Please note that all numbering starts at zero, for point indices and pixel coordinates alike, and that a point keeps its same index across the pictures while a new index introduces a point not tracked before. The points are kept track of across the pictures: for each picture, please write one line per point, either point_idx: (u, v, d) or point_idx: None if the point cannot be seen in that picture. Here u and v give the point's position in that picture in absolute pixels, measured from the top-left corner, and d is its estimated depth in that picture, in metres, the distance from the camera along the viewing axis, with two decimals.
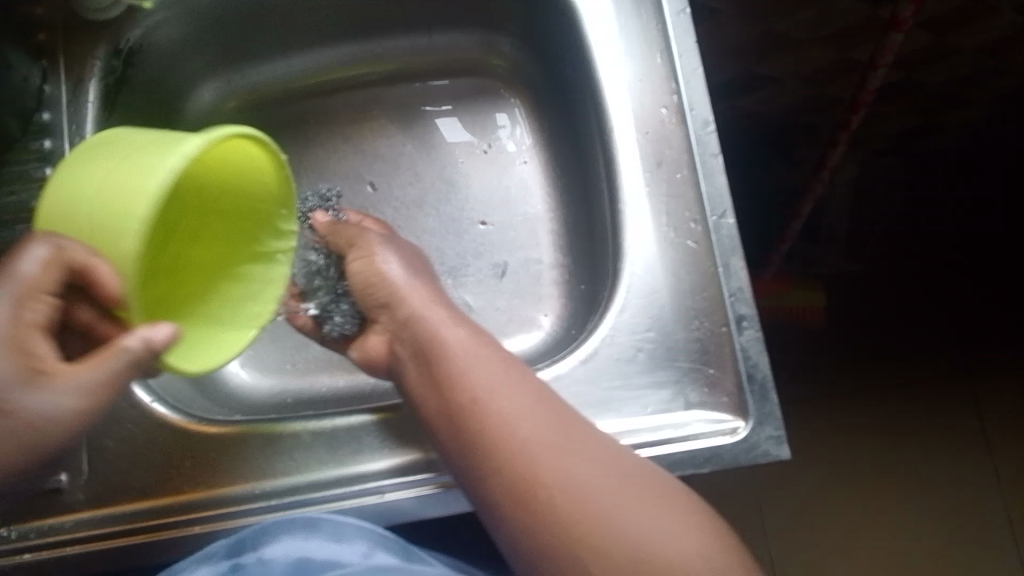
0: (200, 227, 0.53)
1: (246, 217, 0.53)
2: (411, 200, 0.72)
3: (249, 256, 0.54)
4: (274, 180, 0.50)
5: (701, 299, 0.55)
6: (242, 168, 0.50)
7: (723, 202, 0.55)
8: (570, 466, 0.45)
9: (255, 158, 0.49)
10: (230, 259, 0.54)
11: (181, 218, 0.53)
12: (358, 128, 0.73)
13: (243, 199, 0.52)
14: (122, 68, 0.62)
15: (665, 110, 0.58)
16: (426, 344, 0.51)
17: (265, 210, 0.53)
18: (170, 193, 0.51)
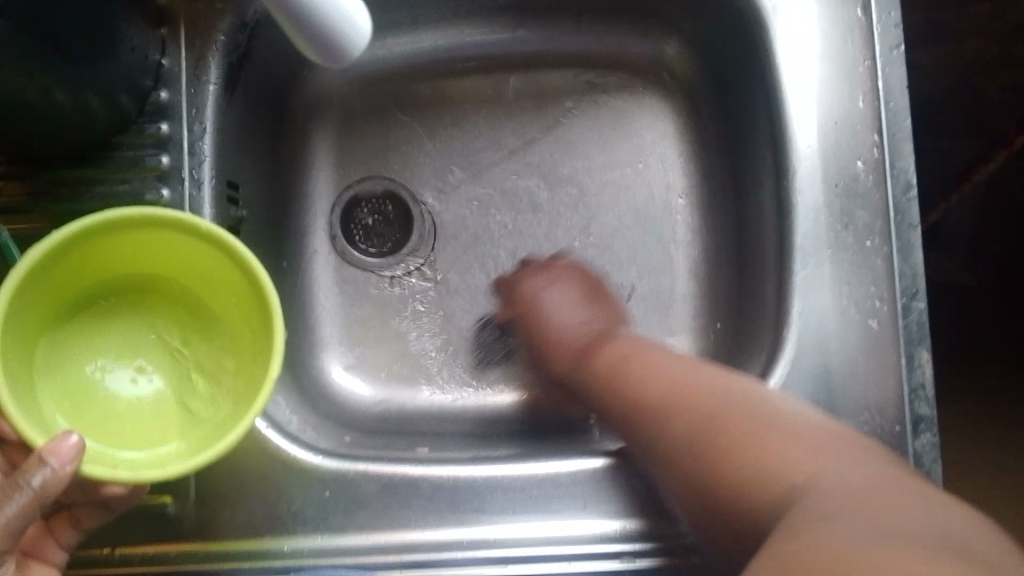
0: (204, 344, 0.47)
1: (246, 335, 0.45)
2: (538, 201, 0.66)
3: (240, 373, 0.45)
4: (246, 284, 0.43)
5: (876, 389, 0.50)
6: (172, 255, 0.44)
7: (915, 282, 0.50)
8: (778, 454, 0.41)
9: (178, 246, 0.43)
10: (224, 372, 0.45)
11: (192, 331, 0.47)
12: (486, 116, 0.66)
13: (240, 312, 0.45)
14: (246, 43, 0.56)
15: (860, 165, 0.51)
16: (642, 356, 0.52)
17: (255, 309, 0.43)
18: (180, 308, 0.47)
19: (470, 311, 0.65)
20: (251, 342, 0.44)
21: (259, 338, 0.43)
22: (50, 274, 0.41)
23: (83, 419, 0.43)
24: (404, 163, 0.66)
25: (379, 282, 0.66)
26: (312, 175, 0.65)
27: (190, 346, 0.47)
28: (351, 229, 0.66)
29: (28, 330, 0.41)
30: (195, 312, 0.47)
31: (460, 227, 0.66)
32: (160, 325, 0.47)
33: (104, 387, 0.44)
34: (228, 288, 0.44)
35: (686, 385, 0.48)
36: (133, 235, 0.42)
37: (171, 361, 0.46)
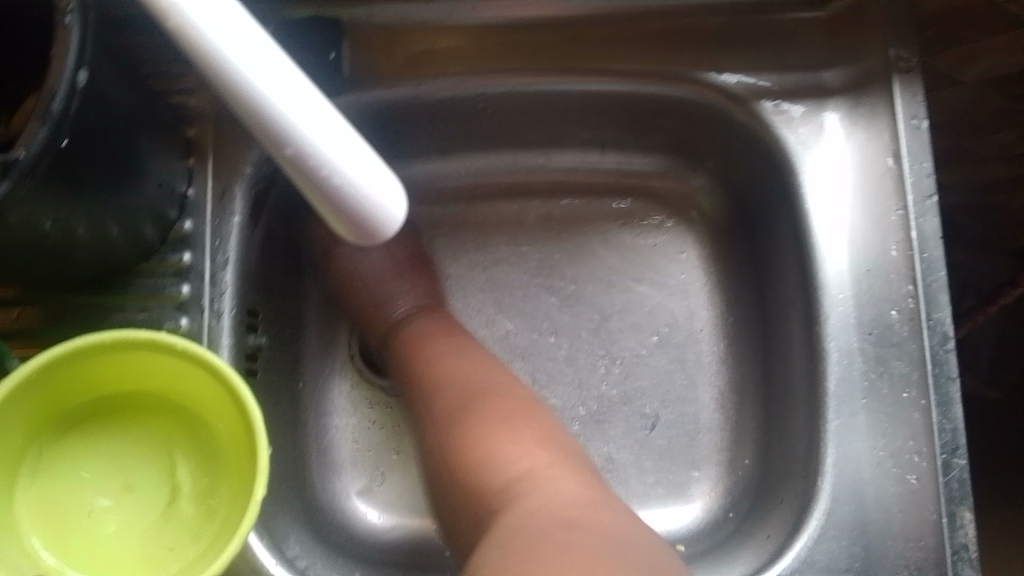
0: (197, 451, 0.48)
1: (233, 438, 0.46)
2: (560, 328, 0.65)
3: (237, 480, 0.45)
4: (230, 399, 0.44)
5: (915, 549, 0.47)
6: (166, 374, 0.46)
7: (956, 439, 0.48)
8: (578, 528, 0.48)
9: (160, 360, 0.45)
10: (221, 475, 0.47)
11: (183, 442, 0.48)
12: (509, 239, 0.66)
13: (228, 422, 0.46)
14: (273, 173, 0.56)
15: (894, 313, 0.50)
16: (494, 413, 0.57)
17: (236, 415, 0.44)
18: (172, 424, 0.48)
19: None
20: (239, 446, 0.45)
21: (244, 441, 0.44)
22: (27, 401, 0.43)
23: (62, 544, 0.44)
24: (427, 284, 0.65)
25: (399, 407, 0.64)
26: (333, 298, 0.65)
27: (186, 456, 0.48)
28: (369, 351, 0.65)
29: (4, 458, 0.43)
30: (184, 420, 0.48)
31: (481, 351, 0.65)
32: (147, 439, 0.47)
33: (91, 513, 0.45)
34: (210, 396, 0.46)
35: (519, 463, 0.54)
36: (111, 357, 0.44)
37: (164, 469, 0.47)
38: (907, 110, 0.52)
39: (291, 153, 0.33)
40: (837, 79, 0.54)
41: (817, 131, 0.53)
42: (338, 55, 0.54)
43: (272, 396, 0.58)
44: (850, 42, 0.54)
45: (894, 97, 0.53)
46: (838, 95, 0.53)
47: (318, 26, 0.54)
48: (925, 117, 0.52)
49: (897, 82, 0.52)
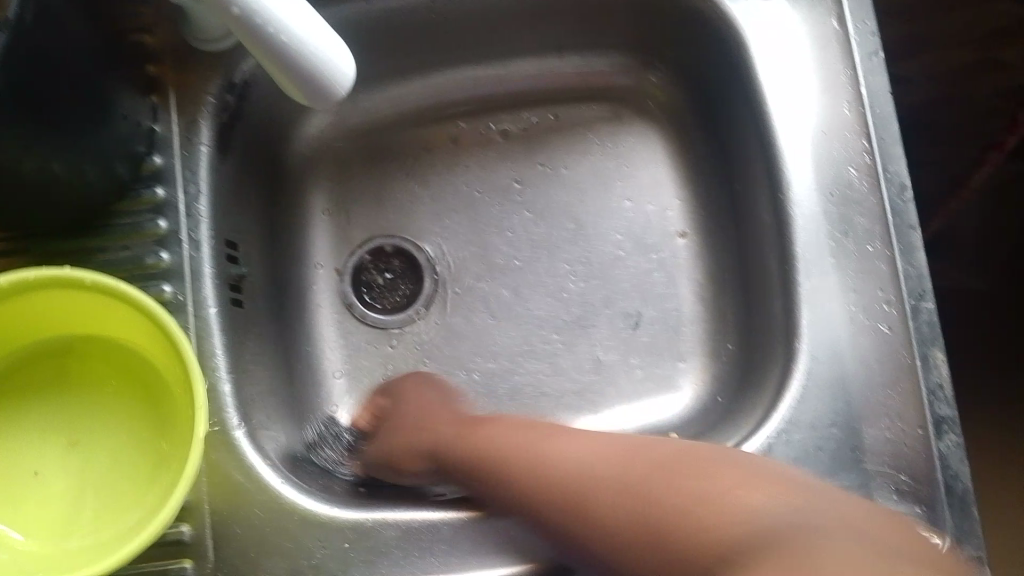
0: (146, 408, 0.47)
1: (178, 385, 0.46)
2: (535, 238, 0.66)
3: (184, 430, 0.45)
4: (164, 339, 0.44)
5: (894, 394, 0.49)
6: (101, 311, 0.46)
7: (921, 283, 0.50)
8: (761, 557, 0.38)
9: (96, 307, 0.45)
10: (168, 431, 0.46)
11: (134, 400, 0.47)
12: (478, 158, 0.67)
13: (170, 366, 0.46)
14: (236, 104, 0.57)
15: (853, 171, 0.51)
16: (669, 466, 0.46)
17: (172, 355, 0.44)
18: (120, 370, 0.48)
19: (477, 352, 0.65)
20: (183, 390, 0.45)
21: (184, 382, 0.44)
22: None
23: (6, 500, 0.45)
24: (403, 211, 0.67)
25: (390, 334, 0.66)
26: (310, 232, 0.66)
27: (136, 413, 0.47)
28: (359, 285, 0.66)
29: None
30: (132, 376, 0.47)
31: (462, 269, 0.66)
32: (95, 398, 0.47)
33: (36, 468, 0.46)
34: (151, 341, 0.46)
35: (727, 507, 0.42)
36: (31, 298, 0.44)
37: (116, 428, 0.47)
38: None
39: (239, 12, 0.37)
40: None
41: (763, 3, 0.54)
42: None
43: (260, 325, 0.59)
44: None
45: None
46: None
47: None
48: None
49: None
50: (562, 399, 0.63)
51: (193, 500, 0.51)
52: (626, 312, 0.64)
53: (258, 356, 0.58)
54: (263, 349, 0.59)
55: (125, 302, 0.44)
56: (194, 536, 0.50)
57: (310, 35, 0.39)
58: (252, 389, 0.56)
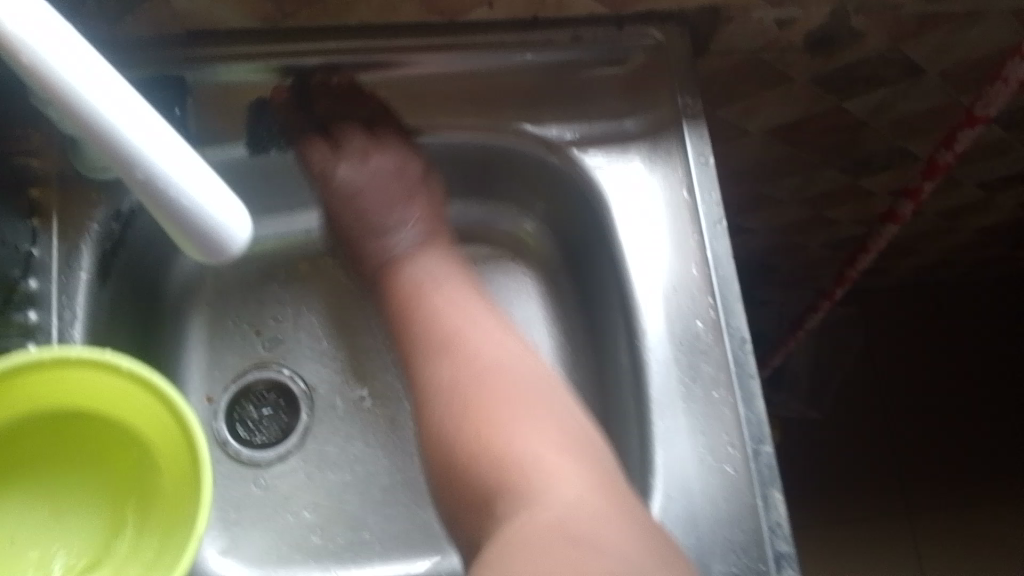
0: (130, 498, 0.52)
1: (180, 477, 0.51)
2: (410, 368, 0.68)
3: (171, 514, 0.51)
4: (182, 433, 0.50)
5: (740, 530, 0.52)
6: (109, 395, 0.51)
7: (761, 430, 0.54)
8: (528, 500, 0.53)
9: (128, 403, 0.51)
10: (149, 517, 0.52)
11: (117, 486, 0.53)
12: (358, 291, 0.69)
13: (170, 457, 0.51)
14: (120, 231, 0.57)
15: (699, 323, 0.57)
16: (429, 297, 0.64)
17: (186, 452, 0.50)
18: (114, 453, 0.53)
19: (350, 484, 0.65)
20: (183, 483, 0.51)
21: (188, 475, 0.50)
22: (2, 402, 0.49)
23: None
24: (281, 339, 0.68)
25: (258, 465, 0.65)
26: (184, 358, 0.66)
27: (122, 493, 0.53)
28: (232, 417, 0.66)
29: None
30: (133, 460, 0.53)
31: (337, 399, 0.67)
32: (92, 478, 0.52)
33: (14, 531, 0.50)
34: (164, 438, 0.51)
35: (489, 370, 0.60)
36: (48, 377, 0.49)
37: (101, 505, 0.52)
38: (694, 149, 0.60)
39: (142, 177, 0.42)
40: (638, 126, 0.62)
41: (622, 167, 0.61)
42: (182, 112, 0.58)
43: None
44: (646, 92, 0.62)
45: (686, 137, 0.60)
46: (641, 139, 0.61)
47: (164, 83, 0.57)
48: (710, 154, 0.60)
49: (686, 126, 0.61)
50: (433, 532, 0.64)
51: None
52: None
53: None
54: None
55: (143, 388, 0.50)
56: None
57: (207, 203, 0.44)
58: None
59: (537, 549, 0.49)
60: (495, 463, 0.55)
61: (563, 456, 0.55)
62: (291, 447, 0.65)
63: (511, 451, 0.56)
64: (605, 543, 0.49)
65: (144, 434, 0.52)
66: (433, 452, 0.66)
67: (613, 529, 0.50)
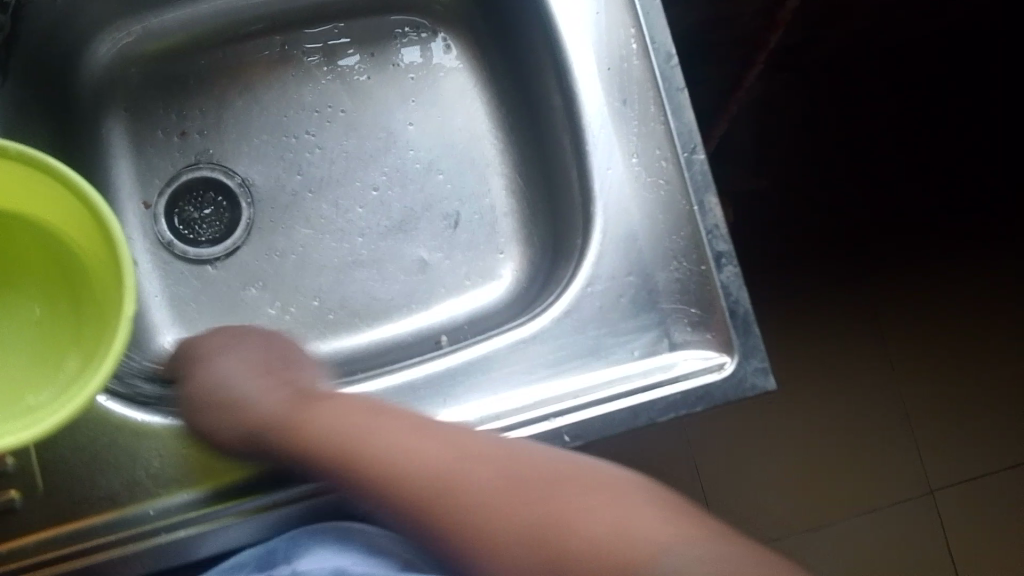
0: (79, 305, 0.45)
1: (100, 275, 0.42)
2: (346, 147, 0.67)
3: (106, 318, 0.42)
4: (92, 222, 0.40)
5: (679, 238, 0.54)
6: (17, 186, 0.42)
7: (692, 138, 0.54)
8: (568, 533, 0.44)
9: (48, 198, 0.42)
10: (88, 329, 0.44)
11: (66, 292, 0.45)
12: (280, 76, 0.67)
13: (93, 255, 0.42)
14: (11, 24, 0.54)
15: (632, 41, 0.56)
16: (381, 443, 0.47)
17: (107, 249, 0.40)
18: (55, 259, 0.45)
19: (305, 266, 0.65)
20: (111, 285, 0.41)
21: (115, 277, 0.40)
22: None
23: None
24: (208, 133, 0.66)
25: (208, 260, 0.65)
26: (111, 164, 0.64)
27: (68, 301, 0.45)
28: (172, 216, 0.66)
29: None
30: (69, 265, 0.44)
31: (276, 188, 0.66)
32: (52, 289, 0.46)
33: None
34: (92, 237, 0.42)
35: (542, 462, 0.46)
36: None
37: (51, 313, 0.46)
38: None
39: None
40: None
41: None
42: None
43: None
44: None
45: None
46: None
47: None
48: None
49: None
50: (392, 302, 0.65)
51: None
52: (445, 213, 0.67)
53: None
54: None
55: (37, 172, 0.40)
56: (18, 467, 0.49)
57: None
58: None
59: (652, 543, 0.43)
60: (421, 473, 0.47)
61: (646, 515, 0.45)
62: (238, 237, 0.66)
63: (461, 463, 0.46)
64: (641, 534, 0.43)
65: (71, 234, 0.43)
66: (380, 227, 0.66)
67: (599, 520, 0.44)
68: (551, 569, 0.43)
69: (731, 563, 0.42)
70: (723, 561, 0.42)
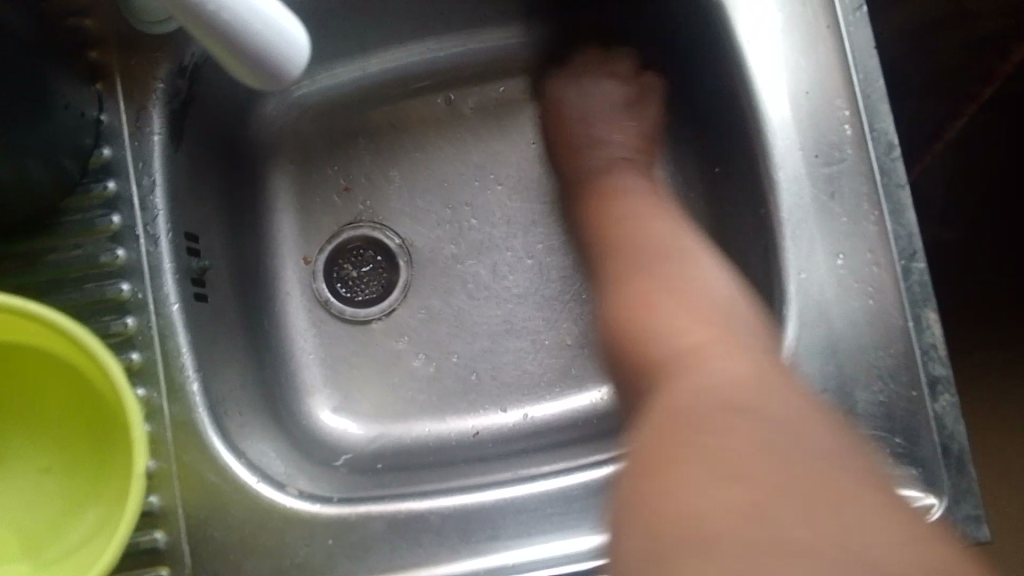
0: (94, 427, 0.45)
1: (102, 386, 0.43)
2: (511, 212, 0.63)
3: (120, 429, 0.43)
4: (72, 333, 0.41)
5: (887, 356, 0.48)
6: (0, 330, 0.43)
7: (912, 242, 0.48)
8: (737, 473, 0.33)
9: (34, 337, 0.43)
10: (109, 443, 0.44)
11: (79, 422, 0.45)
12: (448, 134, 0.64)
13: (89, 368, 0.43)
14: (185, 88, 0.54)
15: (846, 127, 0.50)
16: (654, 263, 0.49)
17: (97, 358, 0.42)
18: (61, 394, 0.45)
19: (460, 335, 0.62)
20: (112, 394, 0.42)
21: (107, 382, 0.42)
22: None
23: None
24: (372, 192, 0.64)
25: (363, 322, 0.63)
26: (275, 217, 0.64)
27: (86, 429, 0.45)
28: (330, 275, 0.64)
29: None
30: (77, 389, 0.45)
31: (436, 251, 0.64)
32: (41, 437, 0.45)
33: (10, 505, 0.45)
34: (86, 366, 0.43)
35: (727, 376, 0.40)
36: None
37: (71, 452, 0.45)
38: None
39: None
40: None
41: None
42: None
43: (228, 317, 0.57)
44: None
45: None
46: None
47: None
48: None
49: None
50: (547, 380, 0.61)
51: (165, 504, 0.49)
52: None
53: (221, 349, 0.55)
54: (232, 343, 0.56)
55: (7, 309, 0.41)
56: (170, 543, 0.48)
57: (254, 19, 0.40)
58: (225, 388, 0.54)
59: (711, 509, 0.32)
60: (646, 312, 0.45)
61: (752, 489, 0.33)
62: (394, 300, 0.63)
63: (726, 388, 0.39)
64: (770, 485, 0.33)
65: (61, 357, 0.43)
66: (540, 299, 0.62)
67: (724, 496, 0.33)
68: (703, 425, 0.36)
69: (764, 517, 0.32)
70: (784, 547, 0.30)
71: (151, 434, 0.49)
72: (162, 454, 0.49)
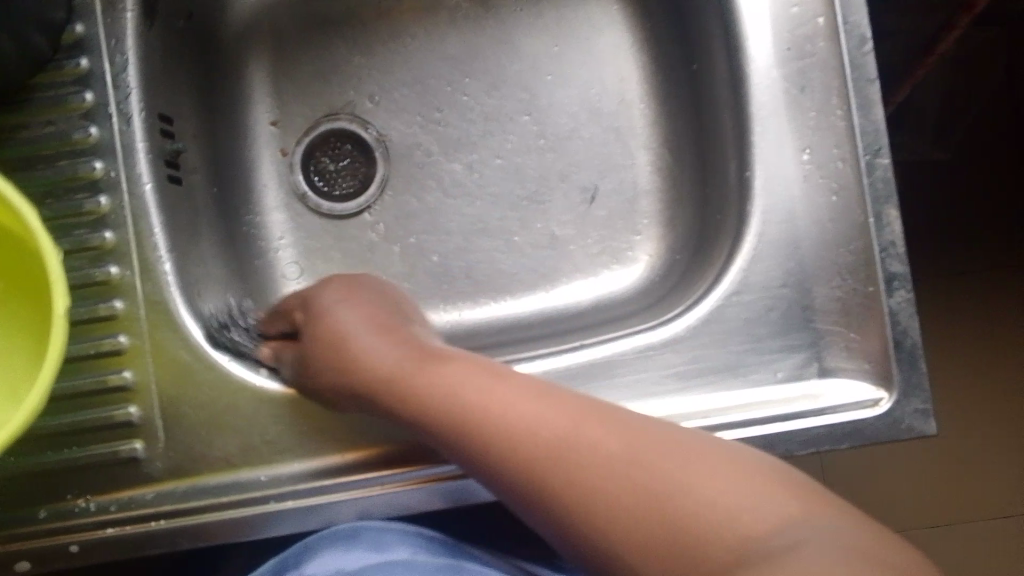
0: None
1: None
2: (487, 108, 0.63)
3: None
4: None
5: (847, 253, 0.48)
6: None
7: (878, 138, 0.48)
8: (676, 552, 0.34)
9: None
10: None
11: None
12: (428, 27, 0.64)
13: None
14: None
15: (820, 22, 0.49)
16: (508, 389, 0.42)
17: None
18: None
19: (433, 230, 0.63)
20: None
21: None
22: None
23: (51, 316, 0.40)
24: (347, 82, 0.64)
25: (340, 216, 0.64)
26: (250, 107, 0.64)
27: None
28: (307, 167, 0.64)
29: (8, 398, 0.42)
30: None
31: (412, 145, 0.64)
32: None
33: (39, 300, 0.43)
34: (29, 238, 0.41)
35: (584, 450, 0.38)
36: None
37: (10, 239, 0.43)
38: None
39: None
40: None
41: None
42: None
43: (197, 204, 0.57)
44: None
45: None
46: None
47: None
48: None
49: None
50: (519, 277, 0.62)
51: (139, 379, 0.50)
52: (583, 188, 0.62)
53: (195, 233, 0.56)
54: (206, 228, 0.58)
55: None
56: (144, 416, 0.50)
57: None
58: (198, 270, 0.55)
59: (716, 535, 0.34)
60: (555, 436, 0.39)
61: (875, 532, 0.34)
62: (371, 195, 0.64)
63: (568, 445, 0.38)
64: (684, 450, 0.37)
65: None
66: (514, 198, 0.63)
67: (740, 491, 0.35)
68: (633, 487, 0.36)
69: (720, 511, 0.34)
70: (750, 521, 0.34)
71: (125, 312, 0.50)
72: (135, 331, 0.50)
